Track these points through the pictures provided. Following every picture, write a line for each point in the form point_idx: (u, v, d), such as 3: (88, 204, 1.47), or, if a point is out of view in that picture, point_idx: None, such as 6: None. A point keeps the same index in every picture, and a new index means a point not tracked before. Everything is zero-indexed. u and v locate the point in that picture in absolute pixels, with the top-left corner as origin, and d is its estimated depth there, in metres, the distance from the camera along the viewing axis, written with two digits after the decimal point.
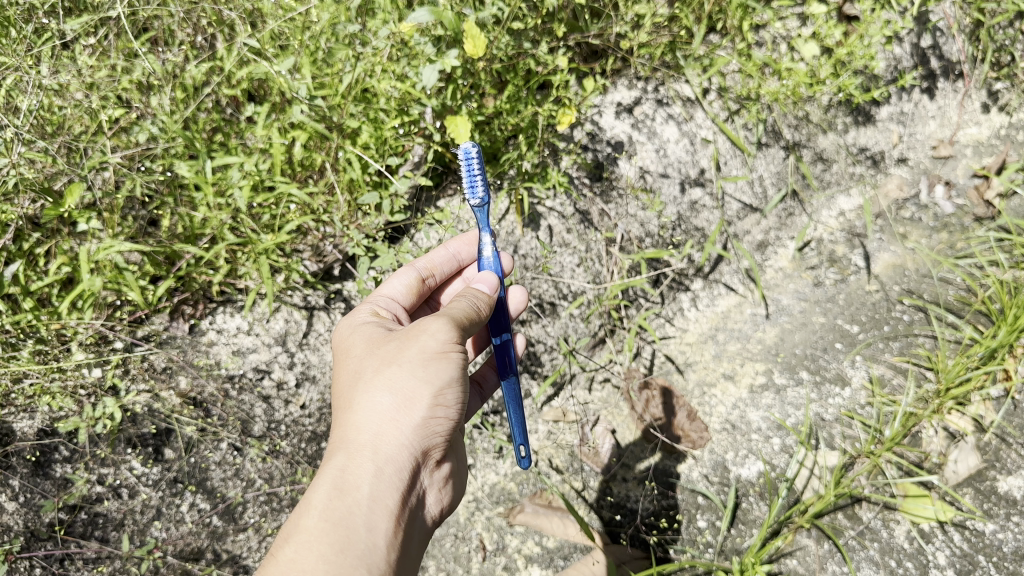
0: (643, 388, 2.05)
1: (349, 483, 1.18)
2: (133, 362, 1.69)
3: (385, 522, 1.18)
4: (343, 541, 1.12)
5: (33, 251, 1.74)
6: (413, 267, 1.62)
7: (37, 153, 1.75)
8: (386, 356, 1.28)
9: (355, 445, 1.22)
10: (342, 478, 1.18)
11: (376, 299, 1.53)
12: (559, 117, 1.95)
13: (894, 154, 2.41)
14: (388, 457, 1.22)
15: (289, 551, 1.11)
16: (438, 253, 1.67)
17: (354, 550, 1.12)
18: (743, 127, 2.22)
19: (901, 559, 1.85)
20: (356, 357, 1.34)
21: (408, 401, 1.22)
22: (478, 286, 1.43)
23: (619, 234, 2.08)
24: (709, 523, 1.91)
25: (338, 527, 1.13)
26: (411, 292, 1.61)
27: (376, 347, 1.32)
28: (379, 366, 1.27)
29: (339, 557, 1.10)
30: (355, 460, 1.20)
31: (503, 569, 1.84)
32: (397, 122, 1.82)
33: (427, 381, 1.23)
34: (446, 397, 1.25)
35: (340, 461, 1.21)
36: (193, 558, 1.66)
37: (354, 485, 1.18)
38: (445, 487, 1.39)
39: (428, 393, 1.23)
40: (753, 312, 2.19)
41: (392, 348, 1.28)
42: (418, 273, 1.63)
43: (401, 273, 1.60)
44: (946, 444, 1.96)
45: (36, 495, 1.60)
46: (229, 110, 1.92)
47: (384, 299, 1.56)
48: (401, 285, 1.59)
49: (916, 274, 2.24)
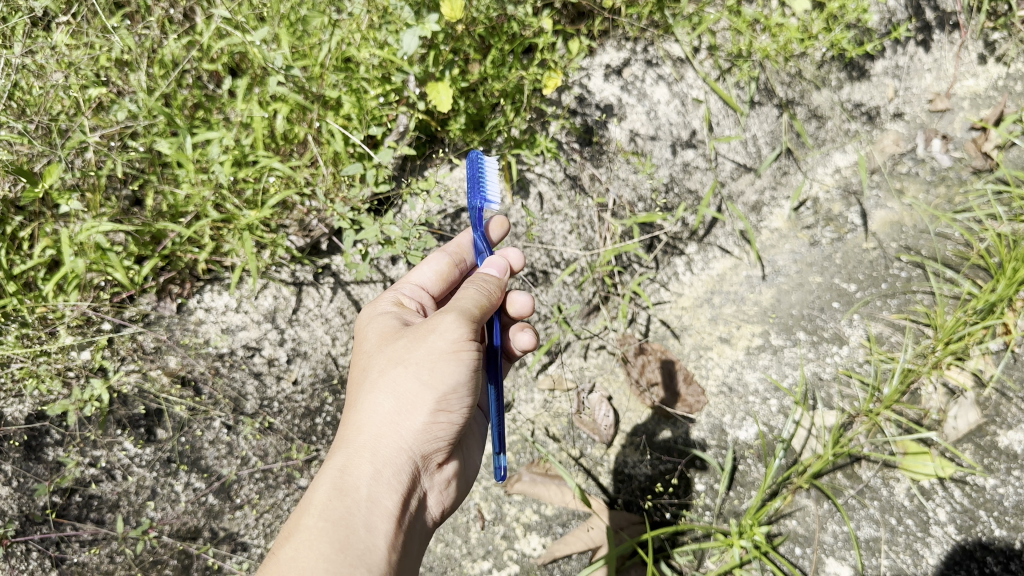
0: (639, 353, 2.04)
1: (350, 483, 1.16)
2: (121, 344, 1.67)
3: (384, 523, 1.15)
4: (342, 542, 1.09)
5: (17, 234, 1.72)
6: (444, 251, 1.58)
7: (14, 135, 1.73)
8: (392, 354, 1.26)
9: (357, 445, 1.20)
10: (343, 477, 1.16)
11: (400, 287, 1.51)
12: (546, 80, 1.92)
13: (889, 109, 2.37)
14: (389, 459, 1.20)
15: (288, 550, 1.07)
16: (467, 235, 1.63)
17: (353, 550, 1.09)
18: (734, 86, 2.18)
19: (902, 516, 1.83)
20: (365, 353, 1.33)
21: (412, 402, 1.21)
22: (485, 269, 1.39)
23: (610, 199, 2.06)
24: (708, 487, 1.90)
25: (338, 526, 1.11)
26: (442, 279, 1.57)
27: (385, 344, 1.31)
28: (386, 365, 1.25)
29: (337, 556, 1.07)
30: (357, 459, 1.18)
31: (502, 538, 1.84)
32: (380, 91, 1.77)
33: (432, 384, 1.21)
34: (450, 400, 1.23)
35: (340, 461, 1.19)
36: (190, 537, 1.65)
37: (358, 487, 1.15)
38: (448, 487, 1.37)
39: (432, 395, 1.21)
40: (749, 273, 2.18)
41: (399, 346, 1.27)
42: (450, 257, 1.59)
43: (432, 259, 1.56)
44: (946, 400, 1.93)
45: (30, 479, 1.60)
46: (210, 85, 1.89)
47: (410, 287, 1.53)
48: (431, 271, 1.55)
49: (913, 230, 2.21)
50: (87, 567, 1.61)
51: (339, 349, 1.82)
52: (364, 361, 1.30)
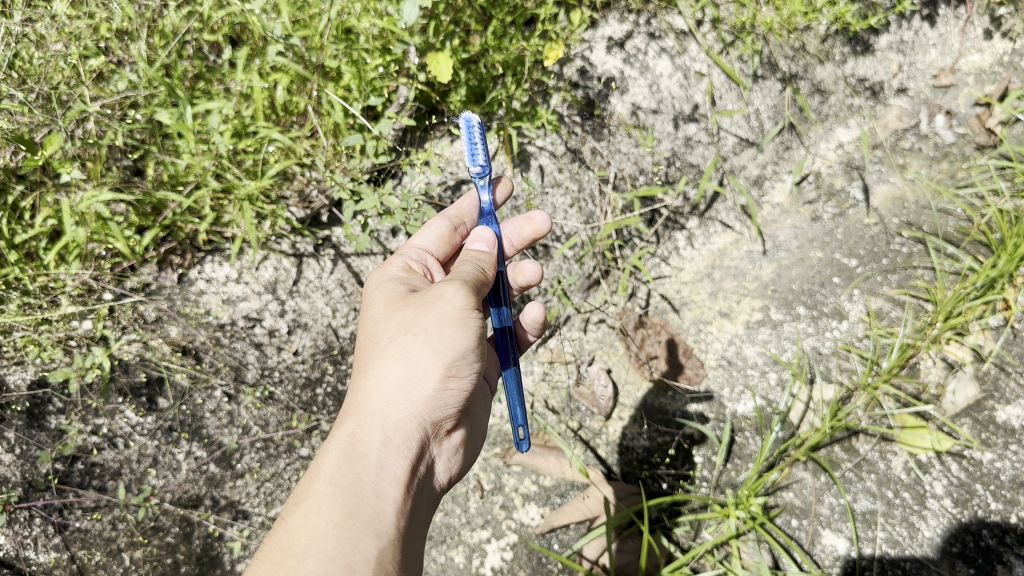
0: (639, 327, 2.06)
1: (359, 449, 1.16)
2: (122, 313, 1.68)
3: (394, 489, 1.16)
4: (352, 507, 1.09)
5: (18, 204, 1.72)
6: (443, 215, 1.57)
7: (14, 105, 1.73)
8: (400, 322, 1.26)
9: (366, 411, 1.20)
10: (352, 443, 1.16)
11: (406, 251, 1.51)
12: (547, 52, 1.95)
13: (893, 84, 2.36)
14: (398, 425, 1.20)
15: (299, 515, 1.07)
16: (467, 200, 1.62)
17: (363, 515, 1.09)
18: (738, 60, 2.16)
19: (899, 489, 1.83)
20: (372, 320, 1.33)
21: (421, 369, 1.22)
22: (474, 245, 1.39)
23: (611, 172, 2.06)
24: (705, 459, 1.91)
25: (348, 492, 1.10)
26: (445, 242, 1.57)
27: (391, 310, 1.31)
28: (393, 332, 1.26)
29: (347, 521, 1.07)
30: (366, 426, 1.18)
31: (500, 508, 1.86)
32: (380, 62, 1.77)
33: (441, 350, 1.22)
34: (457, 367, 1.24)
35: (348, 428, 1.19)
36: (191, 505, 1.68)
37: (367, 453, 1.15)
38: (455, 456, 1.39)
39: (440, 362, 1.22)
40: (750, 249, 2.18)
41: (407, 313, 1.27)
42: (451, 221, 1.59)
43: (433, 222, 1.56)
44: (944, 374, 1.94)
45: (33, 446, 1.62)
46: (211, 56, 1.89)
47: (415, 250, 1.53)
48: (433, 235, 1.56)
49: (915, 206, 2.20)
50: (89, 534, 1.63)
51: (339, 321, 1.84)
52: (370, 328, 1.30)
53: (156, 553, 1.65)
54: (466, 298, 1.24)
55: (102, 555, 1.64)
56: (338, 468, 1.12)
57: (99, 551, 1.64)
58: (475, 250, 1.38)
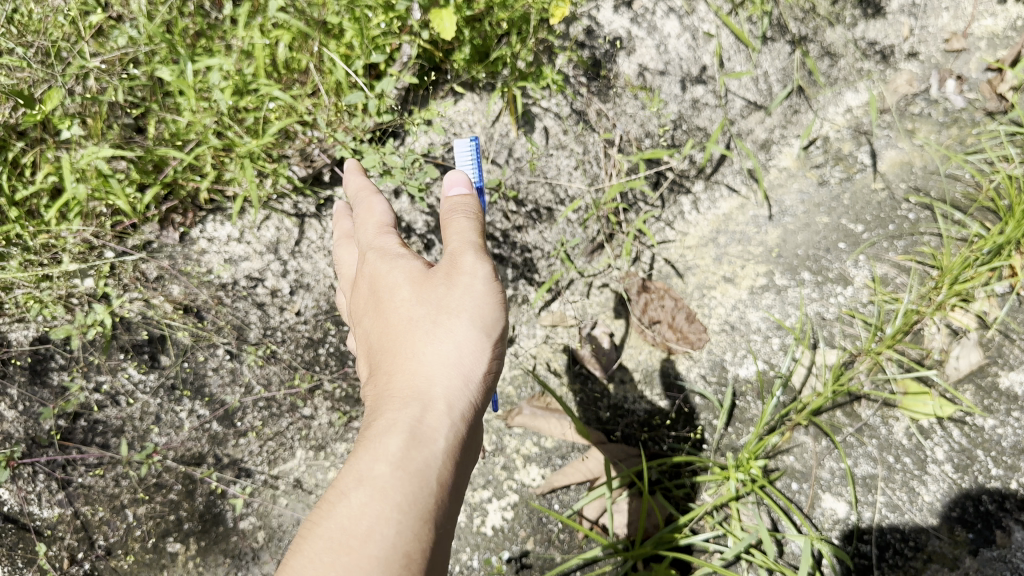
0: (643, 291, 2.05)
1: (428, 434, 1.11)
2: (124, 271, 1.67)
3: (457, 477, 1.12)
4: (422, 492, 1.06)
5: (18, 160, 1.69)
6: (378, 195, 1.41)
7: (14, 60, 1.72)
8: (439, 299, 1.20)
9: (425, 396, 1.14)
10: (420, 429, 1.11)
11: (364, 231, 1.35)
12: (553, 10, 1.88)
13: (904, 48, 2.28)
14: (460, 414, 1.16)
15: (360, 499, 1.04)
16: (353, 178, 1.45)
17: (429, 500, 1.07)
18: (747, 21, 2.12)
19: (899, 454, 1.84)
20: (397, 294, 1.23)
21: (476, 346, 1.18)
22: (454, 191, 1.29)
23: (617, 135, 2.04)
24: (706, 423, 1.93)
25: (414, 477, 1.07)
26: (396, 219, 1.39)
27: (419, 287, 1.23)
28: (435, 312, 1.19)
29: (417, 511, 1.05)
30: (432, 413, 1.13)
31: (502, 469, 1.86)
32: (382, 19, 1.75)
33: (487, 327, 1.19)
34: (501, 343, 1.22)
35: (397, 401, 1.14)
36: (194, 463, 1.70)
37: (423, 433, 1.10)
38: None
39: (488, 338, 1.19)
40: (755, 213, 2.16)
41: (443, 288, 1.21)
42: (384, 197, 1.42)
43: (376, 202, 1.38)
44: (949, 341, 1.90)
45: (36, 403, 1.63)
46: (212, 13, 1.83)
47: (371, 225, 1.35)
48: (385, 208, 1.37)
49: (922, 171, 2.18)
50: (92, 490, 1.66)
51: None
52: (383, 279, 1.25)
53: (160, 510, 1.69)
54: (492, 278, 1.20)
55: (106, 511, 1.67)
56: (407, 447, 1.08)
57: (103, 507, 1.67)
58: (455, 194, 1.29)
